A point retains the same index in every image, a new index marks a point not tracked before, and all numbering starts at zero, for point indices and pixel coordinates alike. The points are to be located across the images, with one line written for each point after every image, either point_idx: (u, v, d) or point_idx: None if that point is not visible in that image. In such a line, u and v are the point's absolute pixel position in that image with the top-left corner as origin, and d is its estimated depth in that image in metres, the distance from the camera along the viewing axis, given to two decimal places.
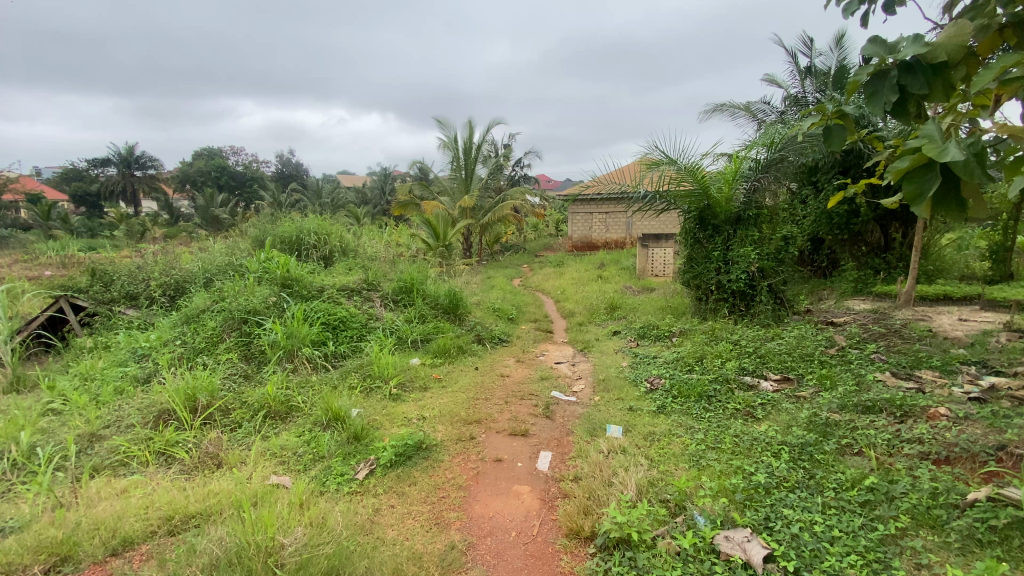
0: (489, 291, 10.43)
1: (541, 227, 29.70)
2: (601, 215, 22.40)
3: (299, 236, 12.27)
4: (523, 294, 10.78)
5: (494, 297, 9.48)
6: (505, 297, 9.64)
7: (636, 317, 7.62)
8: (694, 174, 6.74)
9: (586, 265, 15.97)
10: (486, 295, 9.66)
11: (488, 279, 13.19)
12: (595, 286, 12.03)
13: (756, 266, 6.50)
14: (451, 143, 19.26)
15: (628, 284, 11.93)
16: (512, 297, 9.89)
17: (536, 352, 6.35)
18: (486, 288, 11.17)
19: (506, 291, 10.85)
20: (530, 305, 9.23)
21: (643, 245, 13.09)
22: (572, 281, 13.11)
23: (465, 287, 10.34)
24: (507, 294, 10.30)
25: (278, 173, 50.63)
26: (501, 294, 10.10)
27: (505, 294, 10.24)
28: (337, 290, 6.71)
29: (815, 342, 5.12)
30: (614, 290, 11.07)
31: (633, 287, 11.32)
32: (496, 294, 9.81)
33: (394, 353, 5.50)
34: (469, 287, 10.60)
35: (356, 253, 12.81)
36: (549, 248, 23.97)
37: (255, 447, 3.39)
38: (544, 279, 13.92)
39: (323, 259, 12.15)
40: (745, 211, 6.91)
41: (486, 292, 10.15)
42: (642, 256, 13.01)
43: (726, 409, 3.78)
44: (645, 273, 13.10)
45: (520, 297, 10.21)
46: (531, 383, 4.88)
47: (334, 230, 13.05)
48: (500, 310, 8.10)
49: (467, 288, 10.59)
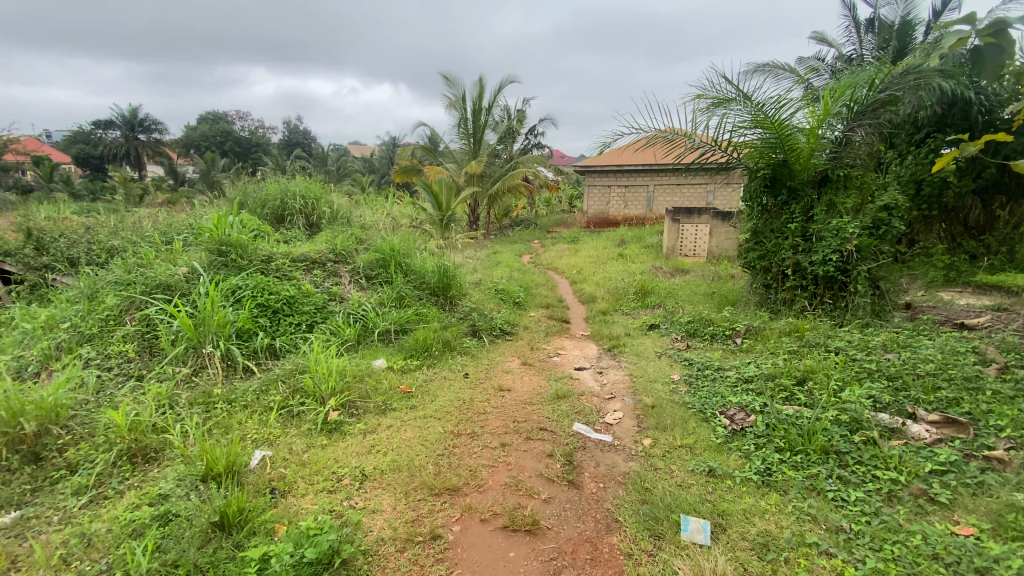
0: (494, 268, 8.81)
1: (555, 202, 27.88)
2: (620, 189, 20.51)
3: (283, 199, 10.65)
4: (535, 274, 9.18)
5: (499, 275, 7.87)
6: (512, 275, 8.01)
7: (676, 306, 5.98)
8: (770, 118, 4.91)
9: (605, 241, 14.26)
10: (489, 273, 8.04)
11: (494, 255, 11.55)
12: (618, 266, 10.36)
13: (853, 244, 4.70)
14: (460, 103, 17.45)
15: (657, 264, 10.24)
16: (522, 276, 8.25)
17: (549, 351, 4.75)
18: (492, 265, 9.59)
19: (514, 268, 9.23)
20: (541, 287, 7.61)
21: (675, 222, 11.33)
22: (590, 259, 11.42)
23: (467, 264, 8.75)
24: (515, 272, 8.68)
25: (285, 140, 48.94)
26: (510, 271, 8.47)
27: (513, 271, 8.62)
28: (291, 261, 5.10)
29: (966, 356, 3.44)
30: (641, 271, 9.41)
31: (664, 267, 9.65)
32: (502, 272, 8.19)
33: (350, 352, 3.92)
34: (471, 265, 9.00)
35: (346, 221, 11.22)
36: (563, 224, 22.22)
37: (43, 546, 1.96)
38: (559, 256, 12.26)
39: (308, 226, 10.60)
40: (834, 170, 5.17)
41: (490, 270, 8.54)
42: (674, 235, 11.40)
43: (879, 487, 2.20)
44: (675, 252, 11.57)
45: (531, 276, 8.56)
46: (541, 405, 3.28)
47: (322, 194, 11.43)
48: (506, 293, 6.50)
49: (469, 265, 9.00)
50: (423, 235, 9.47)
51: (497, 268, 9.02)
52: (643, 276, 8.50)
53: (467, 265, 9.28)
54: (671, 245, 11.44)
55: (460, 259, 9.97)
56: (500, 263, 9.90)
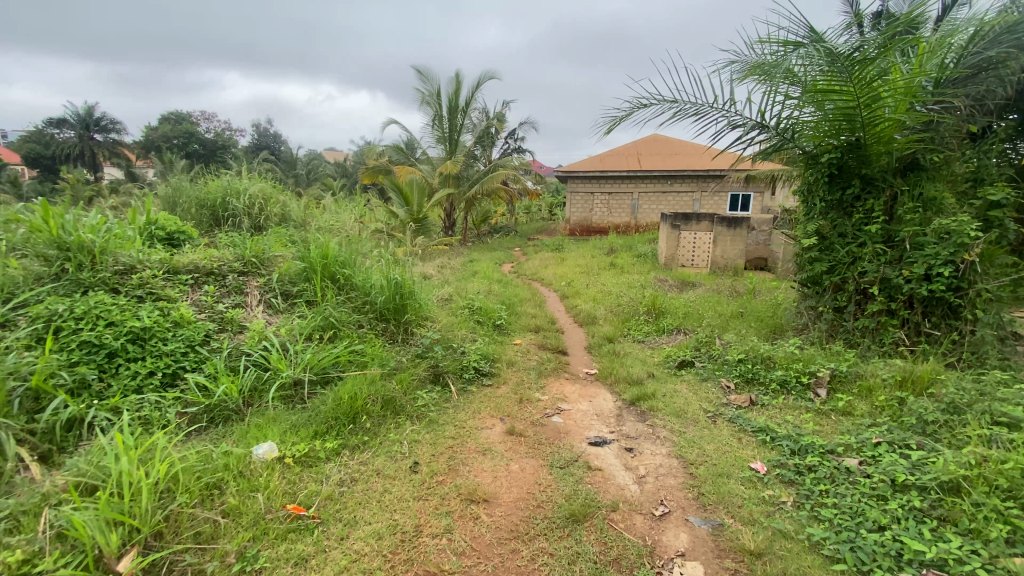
0: (469, 280, 7.27)
1: (535, 209, 26.52)
2: (603, 196, 19.10)
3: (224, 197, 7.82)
4: (517, 286, 7.67)
5: (475, 288, 6.33)
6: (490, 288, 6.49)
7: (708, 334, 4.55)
8: (851, 77, 3.44)
9: (592, 249, 12.95)
10: (461, 286, 6.47)
11: (470, 264, 10.02)
12: (612, 276, 8.93)
13: (975, 254, 3.32)
14: (433, 98, 15.91)
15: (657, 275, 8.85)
16: (501, 289, 6.73)
17: (544, 406, 3.25)
18: (465, 275, 8.02)
19: (491, 279, 7.69)
20: (525, 304, 6.11)
21: (676, 230, 9.79)
22: (578, 269, 9.99)
23: (435, 276, 7.19)
24: (492, 284, 7.15)
25: (252, 142, 46.52)
26: (486, 282, 6.92)
27: (490, 283, 7.08)
28: (167, 273, 3.49)
29: None
30: (642, 283, 8.00)
31: (668, 278, 8.27)
32: (477, 284, 6.64)
33: (220, 437, 2.35)
34: (439, 277, 7.44)
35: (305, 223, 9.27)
36: (545, 231, 20.85)
37: None
38: (543, 266, 10.80)
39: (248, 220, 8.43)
40: (926, 155, 3.80)
41: (462, 282, 7.01)
42: (674, 245, 9.88)
43: None
44: (673, 262, 9.96)
45: (513, 290, 7.05)
46: (548, 545, 1.79)
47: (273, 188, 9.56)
48: (482, 314, 4.99)
49: (437, 277, 7.43)
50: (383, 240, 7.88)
51: (472, 279, 7.46)
52: (647, 290, 7.06)
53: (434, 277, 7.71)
54: (672, 256, 9.89)
55: (428, 270, 8.41)
56: (476, 273, 8.36)
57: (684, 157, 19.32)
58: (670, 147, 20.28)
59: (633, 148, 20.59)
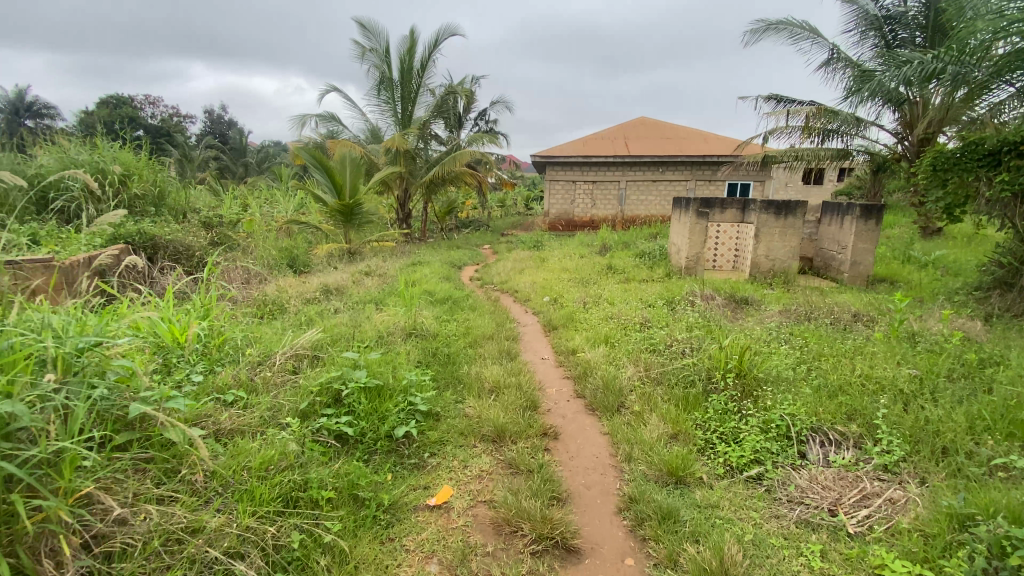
0: (384, 297, 4.21)
1: (510, 199, 23.46)
2: (587, 185, 16.13)
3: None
4: (468, 308, 4.63)
5: (383, 317, 3.29)
6: (411, 312, 3.51)
7: (952, 493, 1.70)
8: None
9: (580, 247, 10.04)
10: (356, 316, 3.42)
11: (412, 266, 6.97)
12: (620, 284, 5.99)
13: None
14: (380, 57, 12.64)
15: (685, 282, 5.94)
16: (437, 319, 3.70)
17: None
18: (386, 289, 4.96)
19: (426, 296, 4.64)
20: (473, 356, 3.11)
21: (706, 220, 6.91)
22: (566, 273, 7.00)
23: (324, 300, 4.14)
24: (423, 306, 4.09)
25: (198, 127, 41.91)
26: (409, 301, 3.85)
27: (420, 305, 4.03)
28: None
29: None
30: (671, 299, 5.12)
31: (708, 287, 5.37)
32: (390, 306, 3.60)
33: None
34: (334, 299, 4.36)
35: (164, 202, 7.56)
36: (520, 227, 17.94)
37: None
38: (518, 270, 7.83)
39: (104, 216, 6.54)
40: None
41: (368, 303, 3.95)
42: (704, 242, 6.95)
43: None
44: (698, 267, 6.95)
45: (459, 317, 4.04)
46: None
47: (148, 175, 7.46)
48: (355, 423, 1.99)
49: (332, 298, 4.36)
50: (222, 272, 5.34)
51: (391, 297, 4.40)
52: (691, 315, 4.15)
53: (329, 297, 4.61)
54: (700, 257, 6.95)
55: (334, 282, 5.30)
56: (408, 284, 5.29)
57: (678, 142, 16.58)
58: (661, 131, 17.51)
59: (619, 133, 17.71)
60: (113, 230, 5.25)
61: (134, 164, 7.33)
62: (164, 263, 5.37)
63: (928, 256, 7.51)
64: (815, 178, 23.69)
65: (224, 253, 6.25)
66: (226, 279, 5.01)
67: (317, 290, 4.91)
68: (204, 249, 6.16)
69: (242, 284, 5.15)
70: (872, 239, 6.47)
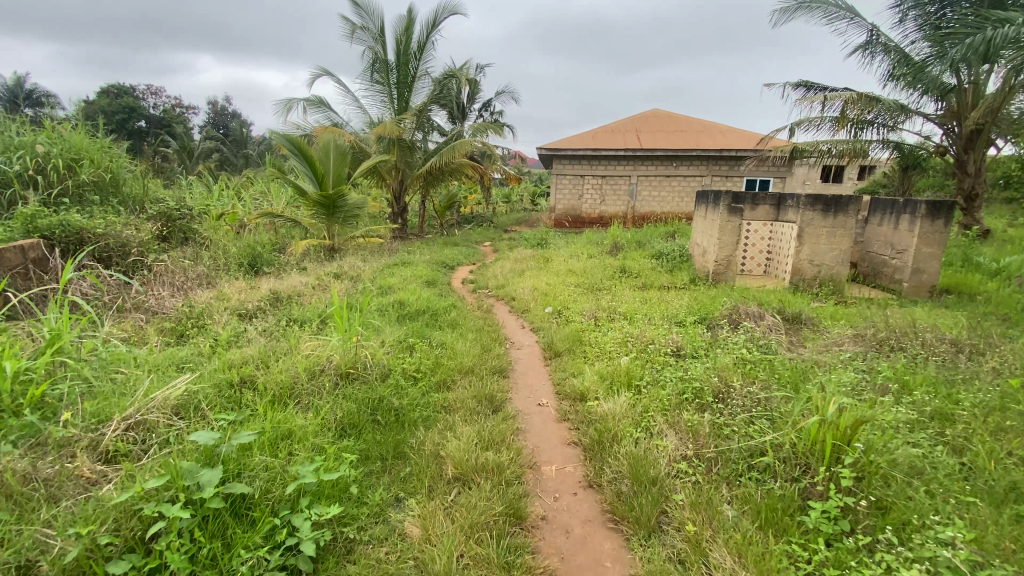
0: (335, 312, 3.21)
1: (515, 194, 22.40)
2: (596, 179, 15.06)
3: None
4: (446, 325, 3.62)
5: (312, 351, 2.31)
6: (357, 341, 2.52)
7: None
8: None
9: (587, 246, 9.01)
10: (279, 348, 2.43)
11: (393, 265, 5.98)
12: (639, 293, 4.99)
13: None
14: (373, 35, 11.62)
15: (720, 291, 4.90)
16: (395, 348, 2.71)
17: None
18: (347, 300, 3.97)
19: (393, 309, 3.65)
20: (436, 413, 2.12)
21: (741, 217, 5.63)
22: (573, 278, 5.97)
23: (257, 319, 3.14)
24: (383, 328, 3.09)
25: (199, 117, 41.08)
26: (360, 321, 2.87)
27: (377, 326, 3.02)
28: None
29: None
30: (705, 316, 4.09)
31: (751, 300, 4.33)
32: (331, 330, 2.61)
33: None
34: (273, 315, 3.36)
35: (116, 189, 6.62)
36: (525, 223, 16.93)
37: None
38: (519, 272, 6.81)
39: (46, 205, 5.69)
40: None
41: (310, 324, 2.95)
42: (737, 243, 5.67)
43: None
44: (729, 274, 5.70)
45: (430, 342, 3.04)
46: None
47: (97, 157, 6.48)
48: None
49: (270, 313, 3.37)
50: (147, 277, 4.33)
51: (346, 313, 3.40)
52: (740, 343, 3.12)
53: (272, 311, 3.63)
54: (732, 260, 5.68)
55: (288, 288, 4.32)
56: (377, 293, 4.30)
57: (695, 135, 15.46)
58: (676, 123, 16.38)
59: (630, 125, 16.59)
60: (26, 220, 4.26)
61: (96, 147, 6.54)
62: (86, 261, 4.39)
63: (994, 262, 6.43)
64: (834, 175, 22.45)
65: (169, 249, 5.27)
66: (150, 287, 4.01)
67: (263, 301, 3.93)
68: (148, 245, 5.20)
69: (177, 289, 4.17)
70: (940, 242, 5.40)
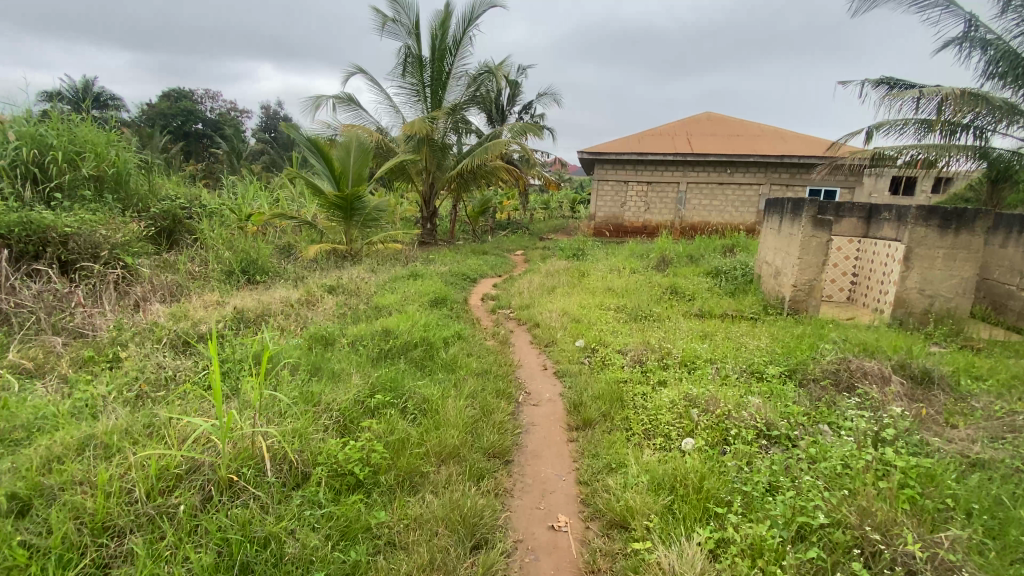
0: (283, 352, 2.34)
1: (553, 200, 21.46)
2: (640, 186, 13.92)
3: None
4: (439, 367, 2.70)
5: (188, 446, 1.46)
6: (269, 424, 1.62)
7: None
8: None
9: (629, 259, 7.96)
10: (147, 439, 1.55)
11: (404, 277, 5.17)
12: (698, 325, 3.94)
13: None
14: (407, 27, 10.97)
15: (810, 330, 3.78)
16: (339, 428, 1.80)
17: None
18: (325, 327, 3.14)
19: (372, 342, 2.79)
20: (364, 568, 1.25)
21: (828, 231, 4.46)
22: (614, 300, 4.97)
23: (186, 358, 2.34)
24: (339, 380, 2.19)
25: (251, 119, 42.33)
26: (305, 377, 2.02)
27: (328, 379, 2.12)
28: None
29: None
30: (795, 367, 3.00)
31: (858, 346, 3.21)
32: (239, 400, 1.72)
33: None
34: (214, 348, 2.54)
35: (121, 186, 6.13)
36: (562, 232, 15.98)
37: None
38: (550, 289, 5.86)
39: (39, 203, 5.18)
40: None
41: (237, 374, 2.09)
42: (822, 263, 4.49)
43: None
44: (812, 301, 4.55)
45: (402, 404, 2.12)
46: None
47: (100, 151, 5.97)
48: None
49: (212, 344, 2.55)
50: (105, 284, 3.65)
51: (306, 348, 2.55)
52: (873, 434, 2.03)
53: (225, 338, 2.83)
54: (815, 287, 4.51)
55: (264, 305, 3.54)
56: (366, 316, 3.46)
57: (752, 140, 14.07)
58: (731, 126, 15.04)
59: (680, 128, 15.33)
60: None
61: (101, 140, 6.04)
62: (39, 265, 3.71)
63: None
64: (904, 189, 20.41)
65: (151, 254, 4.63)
66: (95, 301, 3.30)
67: (225, 324, 3.14)
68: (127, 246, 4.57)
69: (131, 304, 3.42)
70: None
